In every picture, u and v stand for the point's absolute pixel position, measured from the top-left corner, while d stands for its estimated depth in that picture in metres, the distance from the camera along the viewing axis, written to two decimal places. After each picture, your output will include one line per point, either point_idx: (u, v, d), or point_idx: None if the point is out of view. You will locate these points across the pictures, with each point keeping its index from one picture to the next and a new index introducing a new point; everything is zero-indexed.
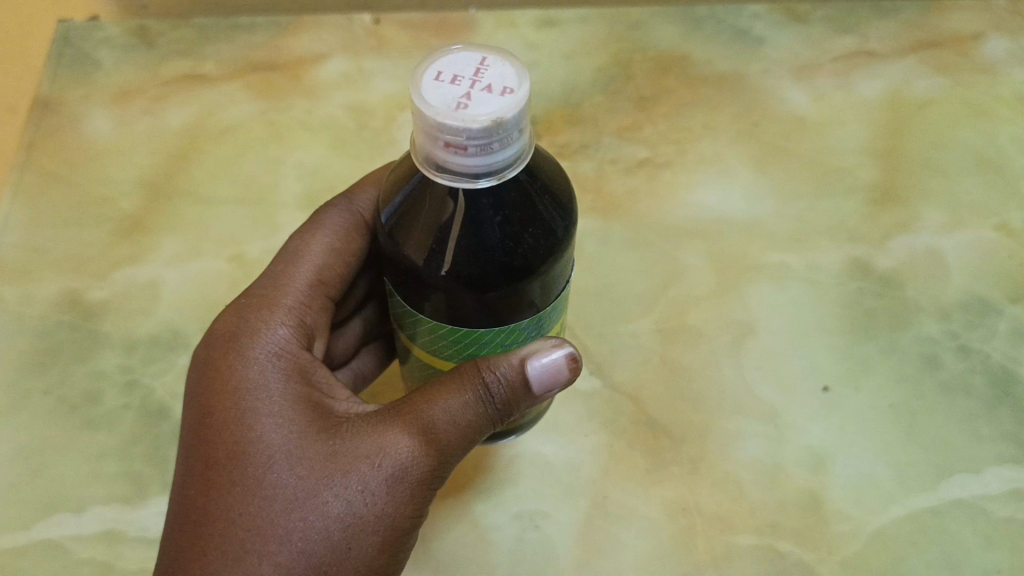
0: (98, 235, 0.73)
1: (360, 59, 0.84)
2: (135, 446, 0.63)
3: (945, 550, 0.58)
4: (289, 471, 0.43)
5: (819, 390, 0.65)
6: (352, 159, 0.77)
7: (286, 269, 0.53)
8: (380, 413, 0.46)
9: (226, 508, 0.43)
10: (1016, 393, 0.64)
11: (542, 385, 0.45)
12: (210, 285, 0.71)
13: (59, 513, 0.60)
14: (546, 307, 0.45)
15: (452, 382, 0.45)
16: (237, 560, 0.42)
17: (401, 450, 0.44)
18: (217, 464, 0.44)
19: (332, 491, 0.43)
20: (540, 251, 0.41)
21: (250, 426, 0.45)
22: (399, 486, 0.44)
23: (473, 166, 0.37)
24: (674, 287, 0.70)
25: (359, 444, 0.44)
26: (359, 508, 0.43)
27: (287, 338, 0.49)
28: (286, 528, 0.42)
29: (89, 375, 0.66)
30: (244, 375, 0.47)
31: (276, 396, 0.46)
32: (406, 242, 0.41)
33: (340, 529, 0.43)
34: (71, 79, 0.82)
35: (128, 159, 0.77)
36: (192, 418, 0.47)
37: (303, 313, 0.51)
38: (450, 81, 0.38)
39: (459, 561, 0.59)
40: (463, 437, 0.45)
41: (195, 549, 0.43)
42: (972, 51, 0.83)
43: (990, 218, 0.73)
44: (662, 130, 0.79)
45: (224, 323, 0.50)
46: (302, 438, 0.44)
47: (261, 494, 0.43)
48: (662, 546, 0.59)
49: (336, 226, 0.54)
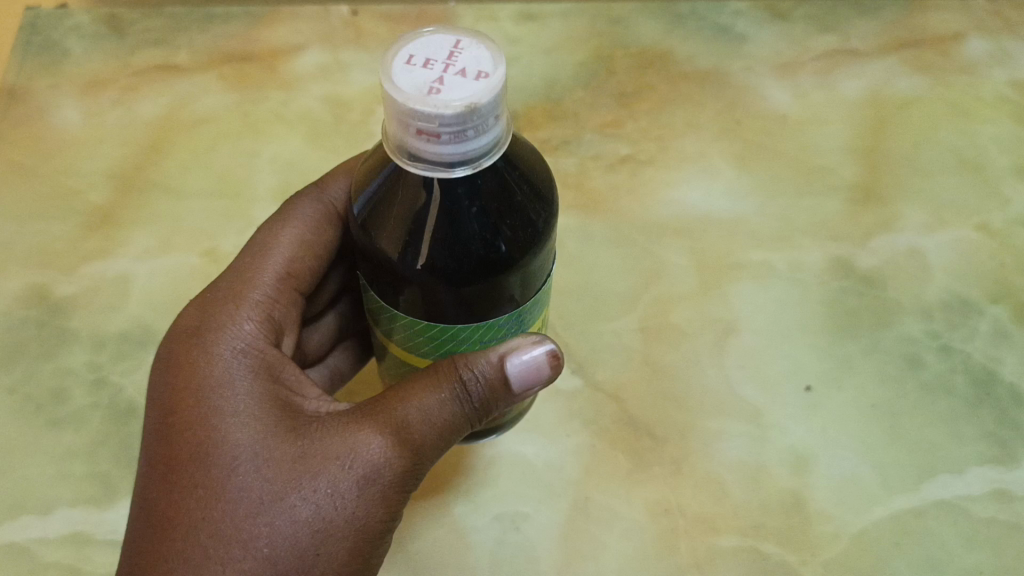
0: (66, 229, 0.71)
1: (337, 51, 0.82)
2: (103, 446, 0.61)
3: (928, 551, 0.57)
4: (255, 473, 0.42)
5: (801, 390, 0.64)
6: (328, 153, 0.76)
7: (255, 261, 0.51)
8: (351, 412, 0.44)
9: (189, 512, 0.42)
10: (996, 393, 0.64)
11: (522, 382, 0.44)
12: (181, 280, 0.69)
13: (24, 515, 0.58)
14: (526, 302, 0.44)
15: (428, 380, 0.44)
16: (200, 566, 0.41)
17: (372, 451, 0.43)
18: (180, 465, 0.43)
19: (300, 493, 0.42)
20: (521, 244, 0.40)
21: (215, 426, 0.43)
22: (370, 488, 0.43)
23: (446, 155, 0.36)
24: (656, 285, 0.69)
25: (329, 445, 0.43)
26: (329, 512, 0.42)
27: (254, 333, 0.48)
28: (251, 532, 0.41)
29: (56, 373, 0.64)
30: (209, 371, 0.45)
31: (243, 393, 0.44)
32: (380, 235, 0.40)
33: (308, 533, 0.41)
34: (39, 67, 0.80)
35: (98, 150, 0.75)
36: (154, 417, 0.45)
37: (272, 308, 0.50)
38: (422, 65, 0.36)
39: (438, 564, 0.57)
40: (438, 437, 0.44)
41: (157, 554, 0.41)
42: (953, 51, 0.83)
43: (971, 218, 0.73)
44: (644, 127, 0.78)
45: (188, 318, 0.48)
46: (269, 438, 0.43)
47: (225, 497, 0.42)
48: (644, 547, 0.58)
49: (307, 217, 0.53)
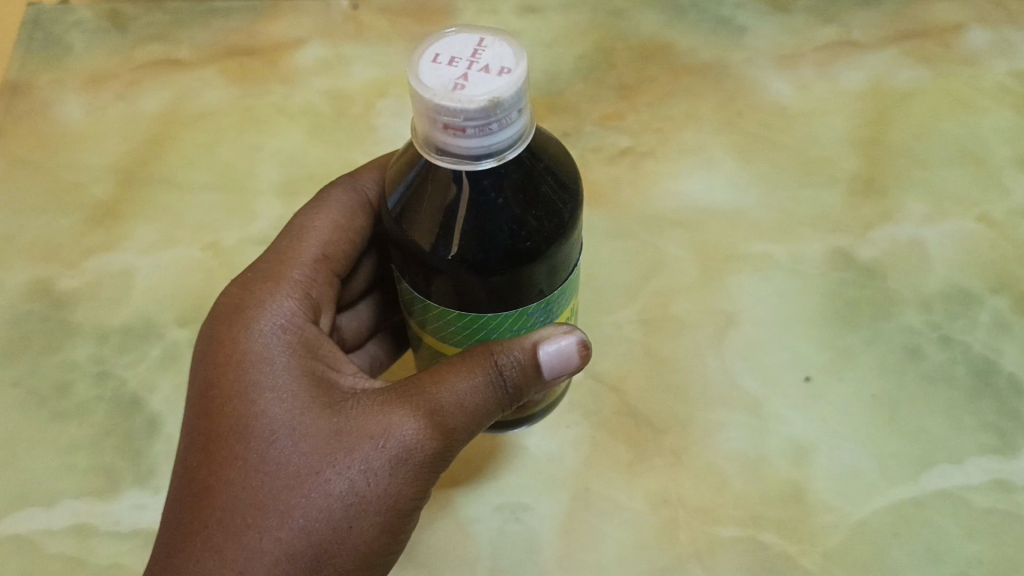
0: (69, 223, 0.71)
1: (339, 44, 0.82)
2: (107, 438, 0.61)
3: (927, 541, 0.58)
4: (292, 446, 0.42)
5: (801, 380, 0.64)
6: (328, 146, 0.76)
7: (292, 244, 0.52)
8: (386, 391, 0.45)
9: (226, 481, 0.42)
10: (997, 383, 0.64)
11: (552, 371, 0.44)
12: (184, 273, 0.69)
13: (30, 507, 0.59)
14: (554, 292, 0.44)
15: (461, 364, 0.44)
16: (235, 536, 0.41)
17: (406, 432, 0.43)
18: (219, 436, 0.43)
19: (334, 468, 0.42)
20: (548, 234, 0.40)
21: (254, 400, 0.43)
22: (403, 467, 0.43)
23: (473, 148, 0.36)
24: (656, 276, 0.69)
25: (365, 422, 0.43)
26: (362, 488, 0.42)
27: (293, 311, 0.48)
28: (287, 505, 0.41)
29: (61, 366, 0.64)
30: (249, 346, 0.45)
31: (282, 369, 0.45)
32: (412, 228, 0.40)
33: (341, 508, 0.42)
34: (42, 63, 0.80)
35: (102, 144, 0.76)
36: (196, 389, 0.45)
37: (310, 287, 0.50)
38: (447, 62, 0.36)
39: (440, 556, 0.58)
40: (470, 420, 0.44)
41: (194, 522, 0.42)
42: (955, 42, 0.82)
43: (972, 209, 0.73)
44: (644, 119, 0.78)
45: (231, 295, 0.49)
46: (306, 413, 0.43)
47: (263, 468, 0.42)
48: (645, 537, 0.58)
49: (341, 204, 0.53)
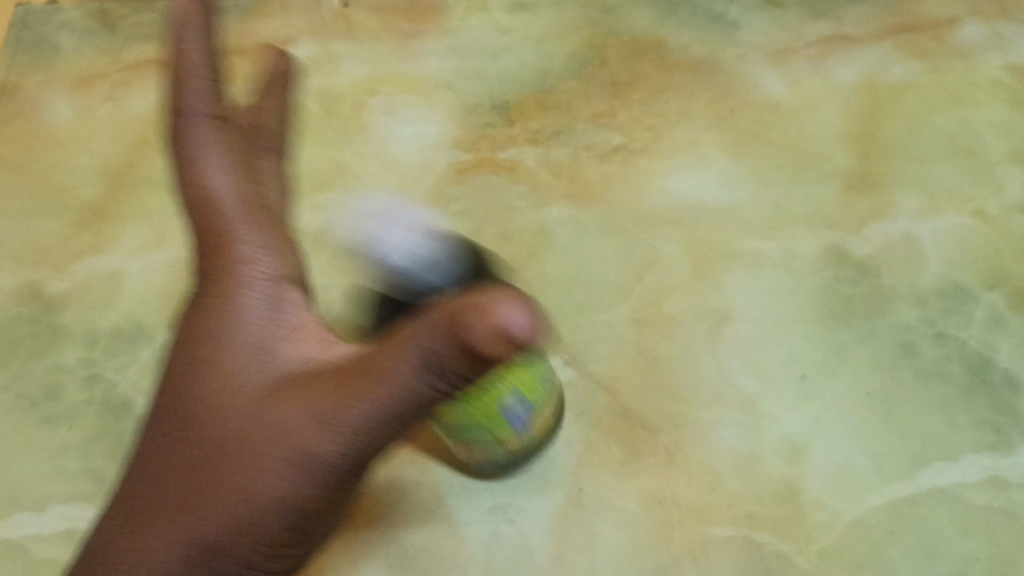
0: (59, 225, 0.71)
1: (328, 42, 0.82)
2: (97, 442, 0.61)
3: (922, 540, 0.58)
4: (240, 439, 0.48)
5: (795, 377, 0.64)
6: (319, 146, 0.76)
7: (234, 208, 0.53)
8: (320, 387, 0.47)
9: (188, 450, 0.50)
10: (992, 379, 0.64)
11: (491, 344, 0.38)
12: (174, 275, 0.68)
13: (20, 512, 0.59)
14: (433, 272, 0.53)
15: (392, 348, 0.43)
16: (189, 500, 0.49)
17: (320, 448, 0.46)
18: (188, 417, 0.51)
19: (258, 471, 0.47)
20: (446, 275, 0.53)
21: (216, 399, 0.50)
22: (317, 478, 0.47)
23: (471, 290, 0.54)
24: (649, 274, 0.69)
25: (288, 437, 0.47)
26: (282, 492, 0.47)
27: (256, 299, 0.51)
28: (226, 489, 0.48)
29: (50, 369, 0.64)
30: (210, 346, 0.51)
31: (240, 368, 0.50)
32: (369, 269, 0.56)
33: (267, 504, 0.48)
34: (30, 64, 0.80)
35: (91, 146, 0.75)
36: (183, 364, 0.52)
37: (269, 263, 0.52)
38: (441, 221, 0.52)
39: (431, 558, 0.58)
40: (399, 402, 0.43)
41: (162, 472, 0.51)
42: (948, 36, 0.81)
43: (966, 204, 0.72)
44: (636, 116, 0.77)
45: (206, 274, 0.52)
46: (252, 416, 0.49)
47: (206, 453, 0.49)
48: (638, 538, 0.58)
49: (211, 151, 0.53)
